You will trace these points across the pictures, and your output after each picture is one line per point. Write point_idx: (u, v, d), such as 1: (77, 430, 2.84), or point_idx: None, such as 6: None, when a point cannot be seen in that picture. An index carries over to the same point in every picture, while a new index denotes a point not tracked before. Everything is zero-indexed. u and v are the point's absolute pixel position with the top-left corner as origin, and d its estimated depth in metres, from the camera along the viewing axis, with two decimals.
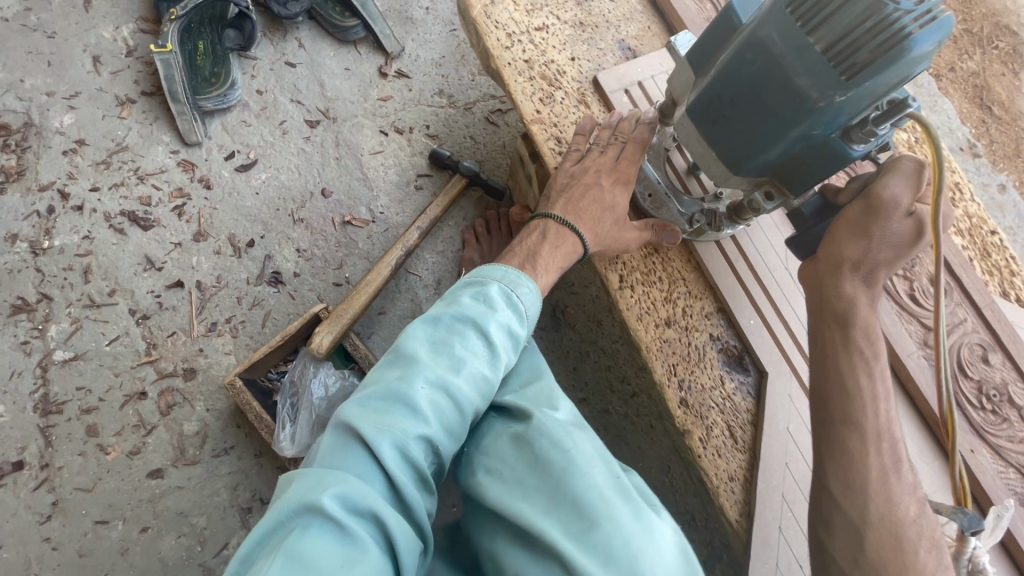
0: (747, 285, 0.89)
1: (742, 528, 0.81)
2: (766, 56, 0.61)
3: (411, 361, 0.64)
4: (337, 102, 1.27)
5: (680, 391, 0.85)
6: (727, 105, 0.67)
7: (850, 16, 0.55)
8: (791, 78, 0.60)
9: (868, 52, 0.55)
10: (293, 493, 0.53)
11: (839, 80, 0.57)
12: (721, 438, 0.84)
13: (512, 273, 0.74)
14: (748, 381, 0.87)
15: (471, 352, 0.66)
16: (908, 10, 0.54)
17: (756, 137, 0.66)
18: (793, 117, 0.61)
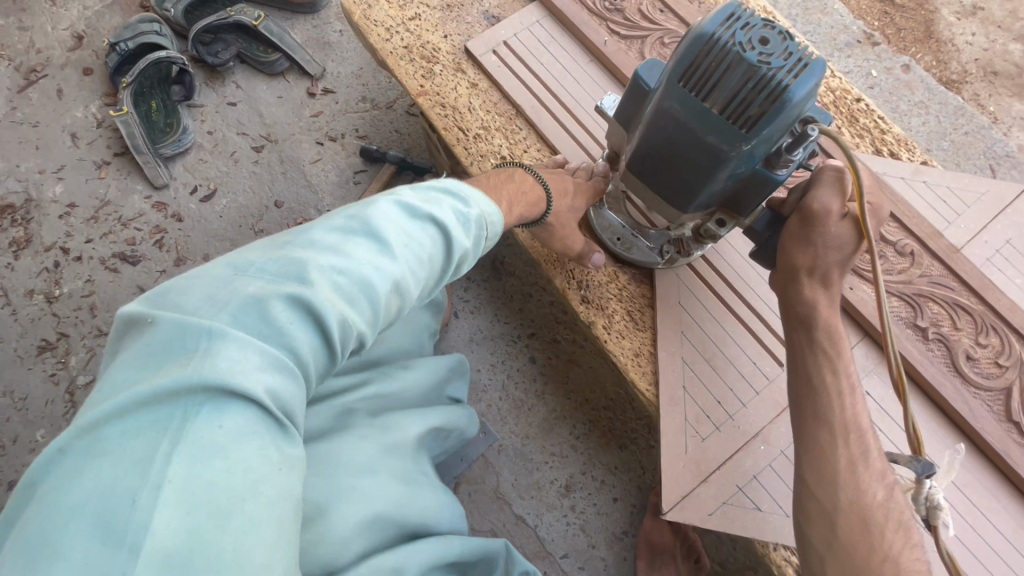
0: None
1: (652, 394, 0.91)
2: (675, 123, 0.68)
3: (379, 247, 0.55)
4: (277, 126, 1.46)
5: (579, 289, 0.96)
6: (657, 162, 0.75)
7: (734, 81, 0.62)
8: (701, 137, 0.67)
9: (758, 107, 0.62)
10: (222, 358, 0.43)
11: (741, 133, 0.64)
12: (622, 322, 0.95)
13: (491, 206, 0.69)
14: (641, 271, 0.98)
15: (435, 258, 0.61)
16: (780, 66, 0.61)
17: (692, 184, 0.74)
18: (713, 166, 0.69)
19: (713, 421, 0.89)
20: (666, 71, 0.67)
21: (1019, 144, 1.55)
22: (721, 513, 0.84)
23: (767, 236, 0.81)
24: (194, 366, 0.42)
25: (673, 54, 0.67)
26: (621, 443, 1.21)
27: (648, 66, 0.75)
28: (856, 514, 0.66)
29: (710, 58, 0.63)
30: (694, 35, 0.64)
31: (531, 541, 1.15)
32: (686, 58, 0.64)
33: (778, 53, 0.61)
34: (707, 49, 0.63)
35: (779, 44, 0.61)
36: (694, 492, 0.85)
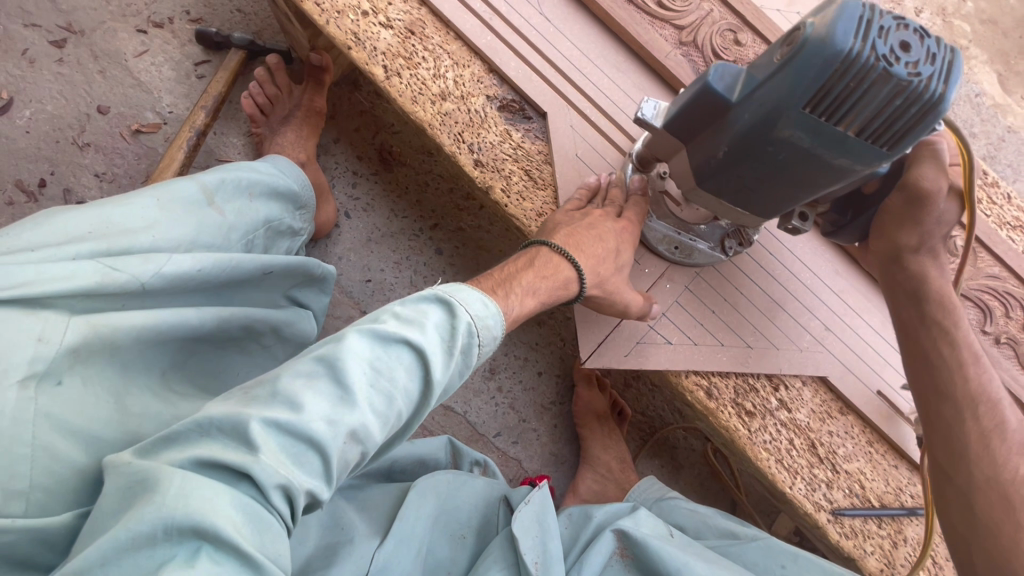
0: (544, 73, 0.92)
1: None
2: (792, 148, 0.59)
3: (341, 395, 0.53)
4: (78, 14, 1.17)
5: (473, 154, 0.89)
6: (752, 181, 0.66)
7: (880, 100, 0.54)
8: (822, 156, 0.59)
9: (908, 123, 0.55)
10: (194, 499, 0.45)
11: (882, 153, 0.58)
12: (521, 184, 0.90)
13: (485, 312, 0.64)
14: (534, 127, 0.92)
15: (405, 396, 0.57)
16: (930, 73, 0.53)
17: (789, 197, 0.67)
18: (828, 183, 0.63)
19: None
20: (777, 92, 0.56)
21: None
22: (636, 351, 0.86)
23: (849, 218, 0.79)
24: (170, 503, 0.44)
25: (782, 71, 0.56)
26: (540, 320, 1.20)
27: (718, 72, 0.61)
28: (995, 489, 0.66)
29: (845, 77, 0.53)
30: (821, 53, 0.53)
31: (462, 427, 1.14)
32: (817, 79, 0.54)
33: (924, 58, 0.53)
34: (842, 70, 0.53)
35: (921, 49, 0.53)
36: (609, 338, 0.86)
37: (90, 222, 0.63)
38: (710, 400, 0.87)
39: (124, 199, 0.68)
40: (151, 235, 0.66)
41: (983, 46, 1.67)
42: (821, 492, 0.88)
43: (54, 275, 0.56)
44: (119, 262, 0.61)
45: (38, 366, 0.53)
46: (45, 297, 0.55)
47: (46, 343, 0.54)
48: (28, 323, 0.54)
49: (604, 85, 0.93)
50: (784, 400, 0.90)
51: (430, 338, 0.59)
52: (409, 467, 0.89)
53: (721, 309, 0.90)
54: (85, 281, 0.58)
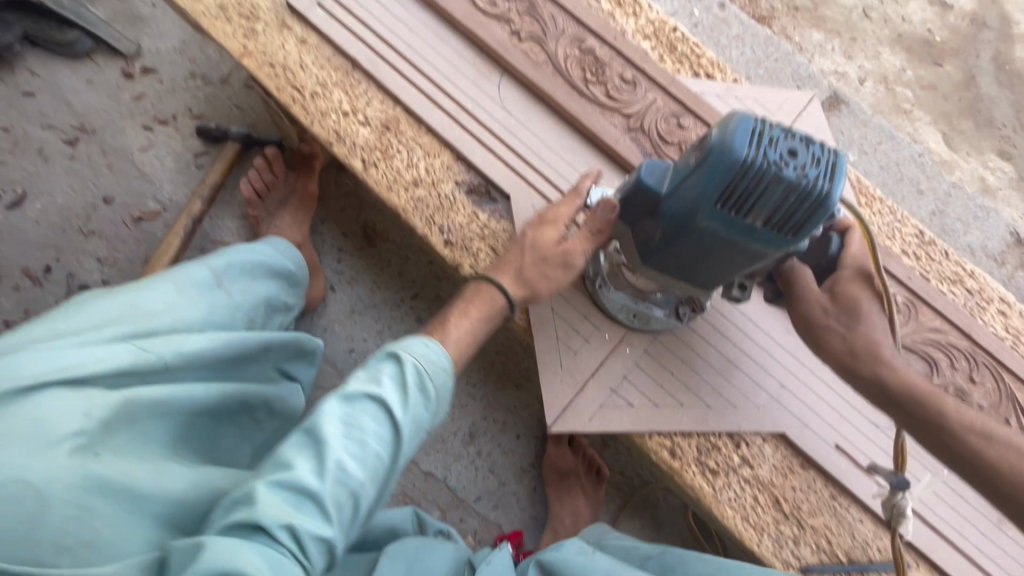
0: (508, 159, 1.02)
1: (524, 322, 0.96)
2: (711, 236, 0.67)
3: (318, 448, 0.60)
4: (91, 114, 1.29)
5: (442, 233, 0.98)
6: (687, 260, 0.73)
7: (778, 196, 0.62)
8: (741, 243, 0.67)
9: (804, 215, 0.63)
10: (219, 554, 0.51)
11: (788, 239, 0.65)
12: (487, 259, 0.97)
13: (433, 350, 0.70)
14: (499, 208, 1.01)
15: (379, 439, 0.63)
16: (816, 174, 0.62)
17: (721, 272, 0.74)
18: (750, 262, 0.70)
19: (582, 335, 0.95)
20: (693, 191, 0.65)
21: (819, 67, 1.81)
22: (599, 415, 0.91)
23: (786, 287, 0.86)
24: (201, 562, 0.50)
25: (696, 174, 0.65)
26: (517, 383, 1.25)
27: (650, 168, 0.72)
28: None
29: (745, 178, 0.62)
30: (724, 157, 0.62)
31: (443, 493, 1.17)
32: (723, 179, 0.63)
33: (810, 162, 0.62)
34: (742, 171, 0.62)
35: (806, 154, 0.63)
36: (572, 402, 0.91)
37: (117, 309, 0.72)
38: (673, 459, 0.91)
39: (145, 287, 0.78)
40: (170, 318, 0.76)
41: (925, 109, 1.81)
42: (789, 550, 0.90)
43: (96, 357, 0.65)
44: (148, 343, 0.70)
45: (81, 438, 0.60)
46: (87, 376, 0.64)
47: (90, 418, 0.61)
48: (75, 399, 0.61)
49: (563, 168, 1.03)
50: (746, 457, 0.93)
51: (389, 386, 0.65)
52: (379, 538, 0.91)
53: (679, 370, 0.95)
54: (119, 362, 0.66)
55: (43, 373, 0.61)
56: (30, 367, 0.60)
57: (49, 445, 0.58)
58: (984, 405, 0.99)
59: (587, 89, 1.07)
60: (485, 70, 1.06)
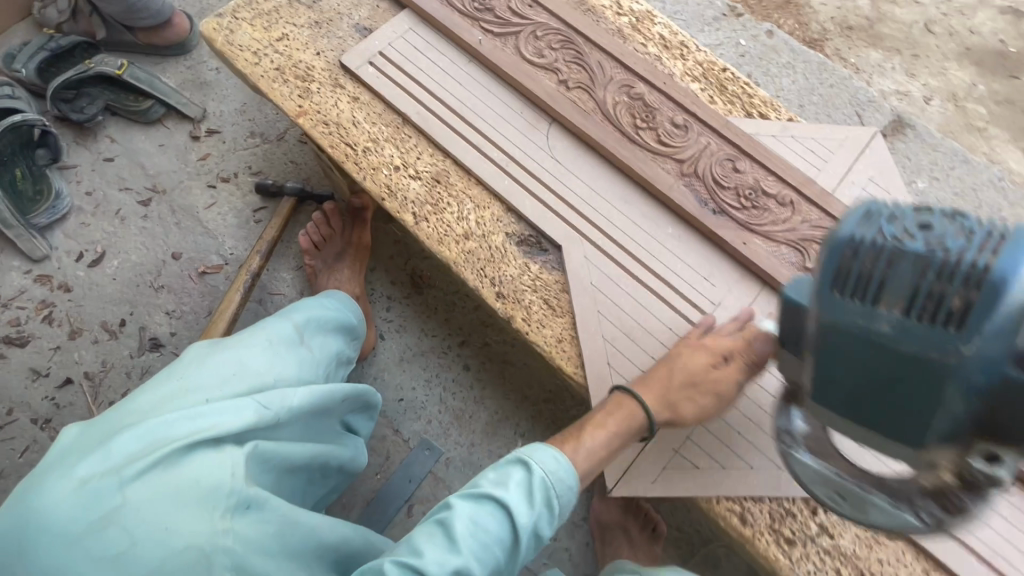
0: (558, 208, 1.01)
1: (581, 377, 0.93)
2: (845, 338, 0.57)
3: (451, 544, 0.68)
4: (162, 176, 1.39)
5: (494, 286, 0.97)
6: (851, 389, 0.59)
7: (907, 274, 0.53)
8: (889, 345, 0.55)
9: (958, 295, 0.51)
10: None
11: (951, 333, 0.52)
12: (540, 312, 0.96)
13: (560, 465, 0.74)
14: (550, 258, 0.99)
15: (497, 542, 0.70)
16: (960, 246, 0.53)
17: (908, 412, 0.57)
18: (928, 386, 0.54)
19: None
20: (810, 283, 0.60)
21: (880, 88, 1.71)
22: (662, 477, 0.88)
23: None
24: None
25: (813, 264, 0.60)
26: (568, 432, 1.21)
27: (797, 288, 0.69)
28: None
29: (862, 258, 0.55)
30: (831, 241, 0.58)
31: None
32: (847, 270, 0.56)
33: (950, 234, 0.54)
34: (852, 249, 0.56)
35: (945, 228, 0.54)
36: (632, 463, 0.89)
37: (229, 367, 0.78)
38: (743, 527, 0.85)
39: (246, 344, 0.82)
40: (274, 374, 0.81)
41: (1004, 126, 1.68)
42: None
43: (225, 418, 0.70)
44: (267, 399, 0.75)
45: (228, 501, 0.67)
46: (222, 437, 0.69)
47: (236, 478, 0.68)
48: (219, 461, 0.68)
49: (615, 216, 1.01)
50: (825, 524, 0.86)
51: (527, 492, 0.72)
52: None
53: (745, 428, 0.89)
54: (246, 420, 0.72)
55: (189, 441, 0.67)
56: (177, 432, 0.68)
57: (210, 507, 0.65)
58: None
59: (636, 135, 1.05)
60: (532, 120, 1.06)
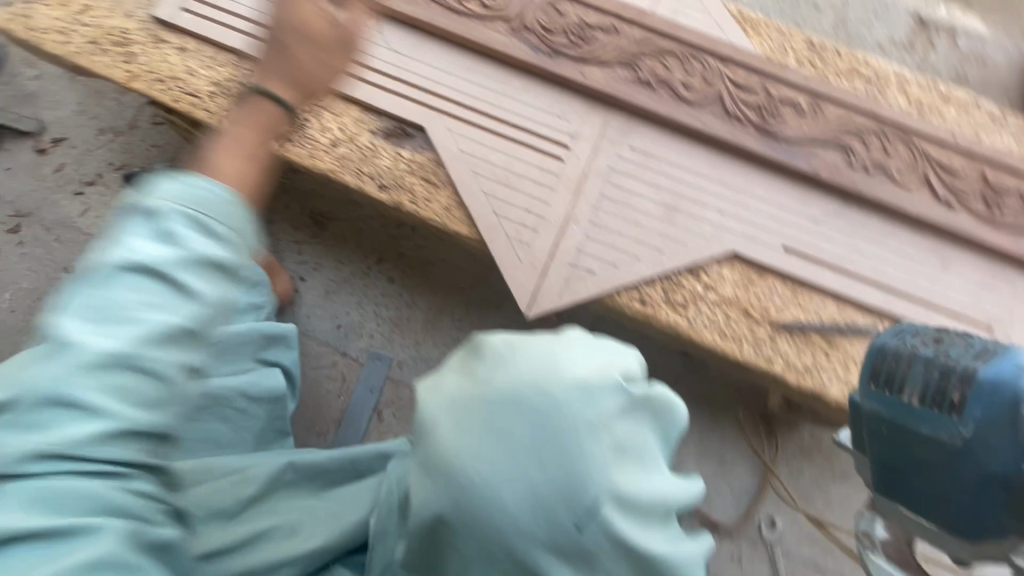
0: (410, 95, 1.07)
1: (474, 232, 1.01)
2: (882, 421, 0.75)
3: (62, 346, 0.49)
4: (23, 199, 1.33)
5: (374, 179, 1.03)
6: (900, 472, 0.74)
7: (919, 374, 0.72)
8: (907, 423, 0.72)
9: (957, 390, 0.68)
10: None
11: (954, 419, 0.67)
12: (422, 189, 1.03)
13: (192, 184, 0.56)
14: (418, 141, 1.06)
15: (159, 308, 0.51)
16: (964, 355, 0.70)
17: (931, 474, 0.70)
18: (943, 460, 0.68)
19: (530, 227, 1.01)
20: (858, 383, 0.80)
21: None
22: (568, 290, 0.98)
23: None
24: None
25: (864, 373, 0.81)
26: (498, 304, 1.32)
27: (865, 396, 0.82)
28: None
29: (887, 361, 0.76)
30: (871, 348, 0.80)
31: None
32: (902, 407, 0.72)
33: (966, 351, 0.71)
34: (882, 354, 0.78)
35: (954, 342, 0.74)
36: (540, 286, 0.98)
37: None
38: (646, 307, 1.00)
39: None
40: None
41: None
42: (767, 347, 1.00)
43: None
44: None
45: None
46: None
47: None
48: None
49: (465, 87, 1.08)
50: (708, 283, 1.03)
51: (175, 243, 0.53)
52: (374, 464, 0.84)
53: (626, 228, 1.02)
54: None
55: None
56: None
57: None
58: (901, 169, 1.08)
59: (463, 7, 1.10)
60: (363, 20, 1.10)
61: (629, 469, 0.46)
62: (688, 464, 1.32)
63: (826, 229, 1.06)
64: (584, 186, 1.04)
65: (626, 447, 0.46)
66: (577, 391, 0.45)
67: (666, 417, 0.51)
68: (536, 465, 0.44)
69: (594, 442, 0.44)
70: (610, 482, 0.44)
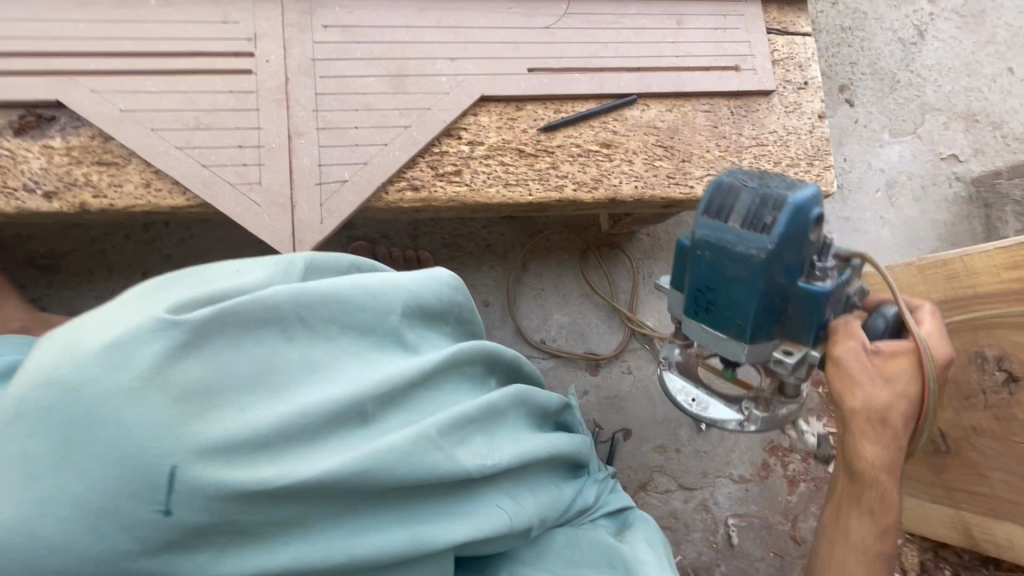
0: (20, 67, 0.82)
1: (191, 198, 0.84)
2: (705, 254, 0.61)
3: None
4: None
5: (34, 190, 0.81)
6: (705, 304, 0.65)
7: (742, 200, 0.59)
8: (724, 250, 0.59)
9: (770, 214, 0.57)
10: None
11: (764, 240, 0.57)
12: (102, 176, 0.83)
13: None
14: (66, 122, 0.83)
15: None
16: (780, 187, 0.59)
17: (733, 304, 0.62)
18: (748, 279, 0.59)
19: (251, 163, 0.85)
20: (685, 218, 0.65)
21: None
22: (328, 211, 0.87)
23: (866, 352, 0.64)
24: None
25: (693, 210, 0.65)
26: None
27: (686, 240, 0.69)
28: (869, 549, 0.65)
29: (720, 194, 0.61)
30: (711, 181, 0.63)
31: None
32: (779, 261, 0.58)
33: (781, 184, 0.60)
34: (715, 188, 0.62)
35: (775, 180, 0.61)
36: (296, 222, 0.86)
37: None
38: (420, 192, 0.91)
39: None
40: None
41: None
42: (553, 176, 0.97)
43: None
44: None
45: None
46: None
47: None
48: None
49: (88, 29, 0.84)
50: (471, 139, 0.95)
51: None
52: None
53: (359, 118, 0.90)
54: None
55: None
56: None
57: None
58: None
59: None
60: None
61: (208, 412, 0.39)
62: (557, 316, 1.30)
63: (560, 32, 1.01)
64: (291, 91, 0.88)
65: (201, 388, 0.39)
66: (95, 360, 0.37)
67: (268, 330, 0.43)
68: (84, 463, 0.36)
69: (135, 406, 0.37)
70: (185, 437, 0.37)
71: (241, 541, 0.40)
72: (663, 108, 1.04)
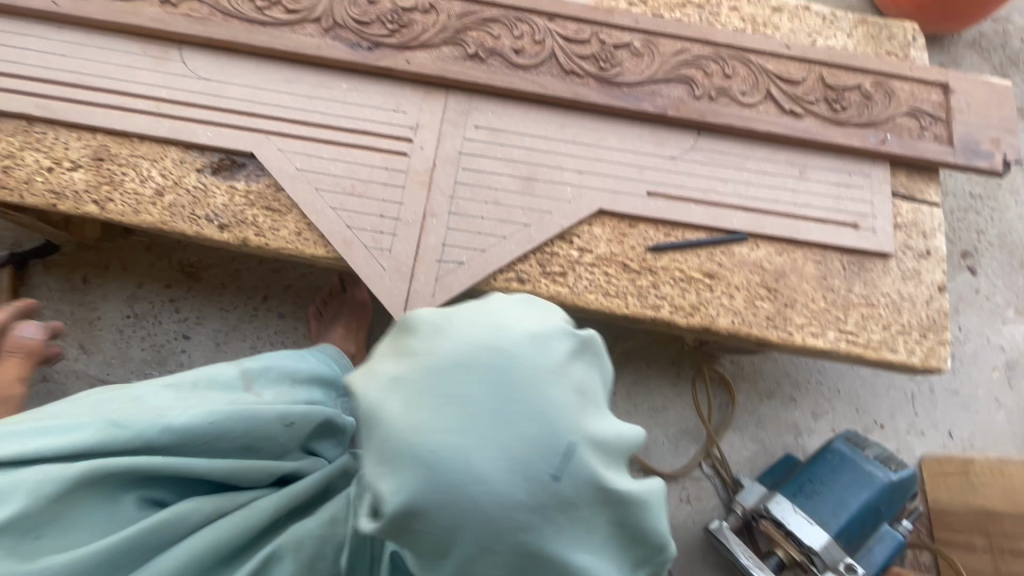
0: (230, 121, 0.99)
1: (331, 252, 0.96)
2: (830, 459, 1.01)
3: None
4: None
5: (213, 221, 0.96)
6: (816, 488, 0.98)
7: (878, 448, 1.02)
8: (858, 462, 0.99)
9: (898, 462, 0.99)
10: None
11: (892, 471, 0.97)
12: (267, 220, 0.97)
13: None
14: (251, 170, 0.99)
15: None
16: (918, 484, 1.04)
17: (836, 495, 0.96)
18: (860, 482, 0.96)
19: (387, 232, 0.96)
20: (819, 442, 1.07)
21: None
22: (441, 287, 0.95)
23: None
24: None
25: None
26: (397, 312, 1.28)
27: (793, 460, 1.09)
28: None
29: (854, 437, 1.05)
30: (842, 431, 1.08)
31: None
32: (890, 495, 0.96)
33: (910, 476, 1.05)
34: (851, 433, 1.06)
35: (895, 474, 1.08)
36: (410, 291, 0.94)
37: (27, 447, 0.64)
38: (524, 285, 0.98)
39: None
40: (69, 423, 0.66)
41: None
42: (652, 295, 1.01)
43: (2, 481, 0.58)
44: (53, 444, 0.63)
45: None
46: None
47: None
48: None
49: (288, 99, 1.01)
50: (582, 246, 1.01)
51: None
52: None
53: (487, 210, 0.99)
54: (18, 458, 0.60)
55: None
56: None
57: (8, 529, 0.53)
58: (746, 89, 1.11)
59: (267, 18, 1.04)
60: (160, 53, 1.01)
61: (588, 412, 0.46)
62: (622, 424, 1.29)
63: (683, 164, 1.07)
64: (434, 176, 0.99)
65: (584, 393, 0.47)
66: (531, 341, 0.46)
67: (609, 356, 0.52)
68: (507, 422, 0.43)
69: (557, 385, 0.45)
70: (584, 425, 0.45)
71: (576, 536, 0.44)
72: (773, 250, 1.05)
